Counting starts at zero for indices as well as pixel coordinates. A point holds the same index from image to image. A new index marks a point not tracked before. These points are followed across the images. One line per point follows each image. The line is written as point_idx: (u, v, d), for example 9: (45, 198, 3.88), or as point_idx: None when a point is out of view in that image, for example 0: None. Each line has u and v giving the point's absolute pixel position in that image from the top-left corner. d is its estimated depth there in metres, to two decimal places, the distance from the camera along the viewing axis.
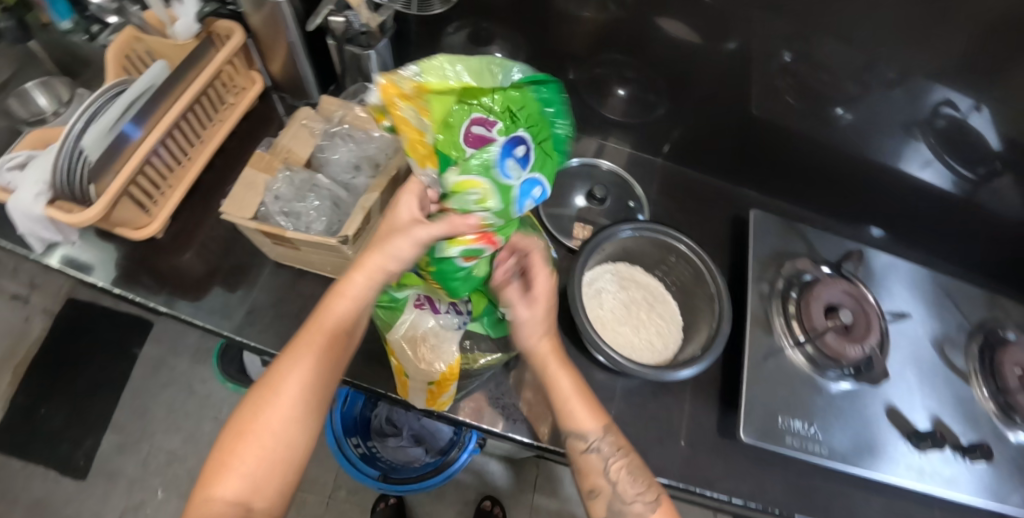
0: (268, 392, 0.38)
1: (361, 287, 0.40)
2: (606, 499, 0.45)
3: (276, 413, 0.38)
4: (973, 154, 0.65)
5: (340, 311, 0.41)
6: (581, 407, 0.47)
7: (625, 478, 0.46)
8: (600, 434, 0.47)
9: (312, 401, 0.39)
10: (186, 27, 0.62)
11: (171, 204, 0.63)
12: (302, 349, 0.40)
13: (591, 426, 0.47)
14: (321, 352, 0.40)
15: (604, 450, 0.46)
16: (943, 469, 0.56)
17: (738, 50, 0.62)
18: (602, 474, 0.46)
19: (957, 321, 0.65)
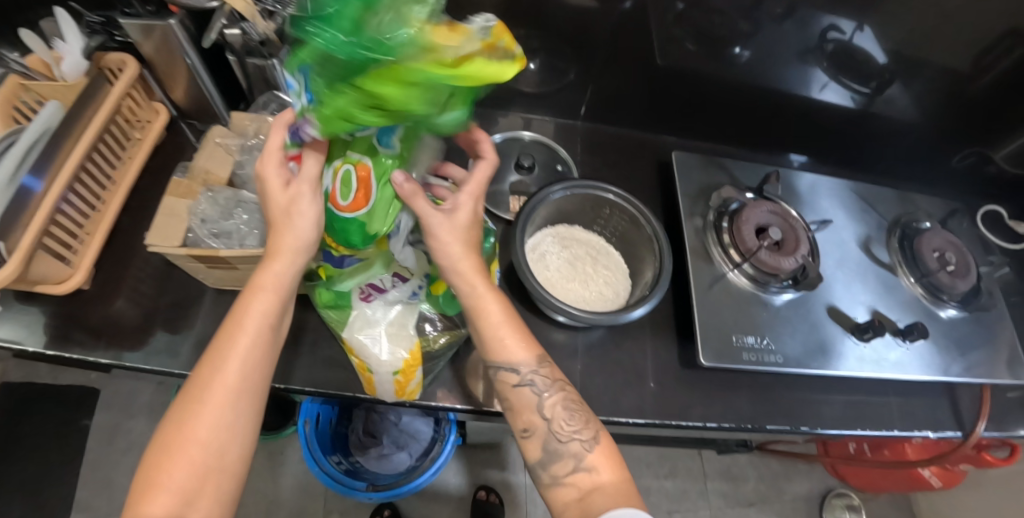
0: (196, 396, 0.37)
1: (279, 276, 0.41)
2: (540, 438, 0.45)
3: (206, 414, 0.36)
4: (860, 69, 0.71)
5: (262, 303, 0.40)
6: (512, 337, 0.46)
7: (561, 415, 0.45)
8: (534, 368, 0.46)
9: (245, 399, 0.38)
10: (74, 65, 0.59)
11: (92, 250, 0.60)
12: (224, 347, 0.38)
13: (523, 358, 0.46)
14: (250, 345, 0.39)
15: (537, 383, 0.46)
16: (886, 353, 0.61)
17: (631, 7, 0.66)
18: (535, 408, 0.46)
19: (875, 221, 0.71)
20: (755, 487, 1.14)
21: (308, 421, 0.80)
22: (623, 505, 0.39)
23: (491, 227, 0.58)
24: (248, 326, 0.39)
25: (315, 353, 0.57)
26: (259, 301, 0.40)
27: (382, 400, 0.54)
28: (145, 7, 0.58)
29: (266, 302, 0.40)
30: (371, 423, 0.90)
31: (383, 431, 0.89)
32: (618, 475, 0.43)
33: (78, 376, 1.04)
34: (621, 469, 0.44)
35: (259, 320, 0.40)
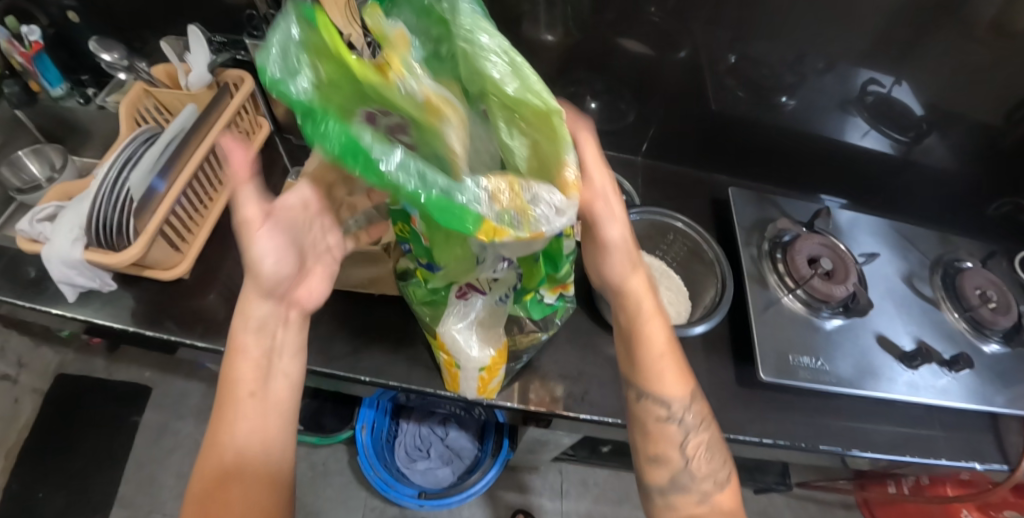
0: (201, 502, 0.33)
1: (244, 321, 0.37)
2: (670, 471, 0.44)
3: (221, 492, 0.33)
4: (899, 120, 0.78)
5: (239, 380, 0.36)
6: (668, 373, 0.44)
7: (704, 454, 0.44)
8: (684, 406, 0.45)
9: (250, 486, 0.34)
10: (199, 77, 0.67)
11: (199, 242, 0.66)
12: (220, 419, 0.35)
13: (678, 395, 0.44)
14: (245, 409, 0.36)
15: (685, 422, 0.45)
16: (934, 381, 0.64)
17: (687, 57, 0.74)
18: (676, 444, 0.44)
19: (917, 257, 0.76)
20: None
21: (365, 426, 0.84)
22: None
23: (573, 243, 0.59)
24: (238, 407, 0.35)
25: (399, 350, 0.62)
26: (239, 376, 0.36)
27: (462, 396, 0.59)
28: None
29: (252, 371, 0.37)
30: (417, 438, 0.93)
31: (429, 445, 0.92)
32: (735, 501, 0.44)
33: (132, 373, 1.08)
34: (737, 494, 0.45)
35: (245, 394, 0.36)
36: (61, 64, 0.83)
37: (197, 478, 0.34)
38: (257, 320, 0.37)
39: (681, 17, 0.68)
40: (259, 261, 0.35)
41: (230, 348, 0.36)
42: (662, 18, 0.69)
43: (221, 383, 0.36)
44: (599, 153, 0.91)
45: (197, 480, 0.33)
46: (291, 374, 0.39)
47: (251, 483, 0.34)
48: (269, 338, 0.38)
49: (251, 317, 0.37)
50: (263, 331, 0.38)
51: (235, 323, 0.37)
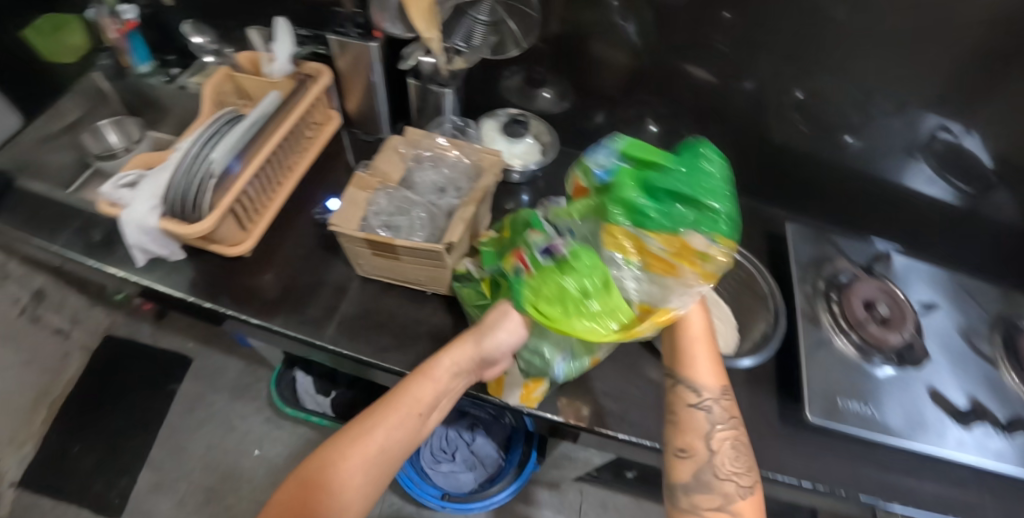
0: (349, 454, 0.40)
1: (443, 365, 0.48)
2: (696, 463, 0.47)
3: (359, 463, 0.40)
4: (967, 171, 0.75)
5: (419, 395, 0.46)
6: (704, 360, 0.52)
7: (727, 451, 0.48)
8: (712, 396, 0.50)
9: (376, 476, 0.41)
10: (281, 67, 0.70)
11: (263, 223, 0.68)
12: (385, 413, 0.43)
13: (705, 383, 0.51)
14: (405, 422, 0.44)
15: (712, 413, 0.49)
16: (989, 443, 0.60)
17: (752, 88, 0.74)
18: (702, 435, 0.49)
19: (976, 312, 0.73)
20: None
21: None
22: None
23: None
24: (410, 414, 0.44)
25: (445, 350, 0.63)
26: (423, 392, 0.46)
27: (503, 402, 0.59)
28: (356, 29, 0.68)
29: (427, 395, 0.46)
30: (444, 441, 0.94)
31: (455, 449, 0.93)
32: (737, 483, 0.47)
33: (175, 342, 1.12)
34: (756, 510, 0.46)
35: (418, 410, 0.45)
36: (152, 44, 0.88)
37: (355, 435, 0.42)
38: (458, 362, 0.48)
39: (750, 47, 0.68)
40: (492, 333, 0.49)
41: (425, 370, 0.47)
42: (731, 49, 0.69)
43: (407, 384, 0.46)
44: None
45: (353, 435, 0.41)
46: (439, 414, 0.49)
47: (383, 472, 0.42)
48: (453, 380, 0.48)
49: (457, 358, 0.48)
50: (454, 370, 0.48)
51: (444, 357, 0.48)
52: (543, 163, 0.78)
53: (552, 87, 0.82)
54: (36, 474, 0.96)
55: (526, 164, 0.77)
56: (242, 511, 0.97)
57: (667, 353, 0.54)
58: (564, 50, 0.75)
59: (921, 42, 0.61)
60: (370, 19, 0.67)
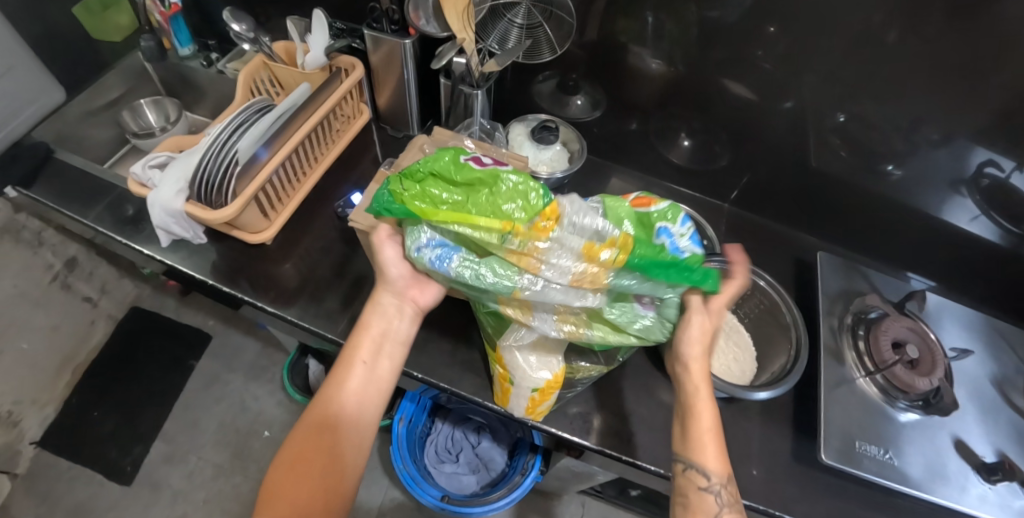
0: (317, 419, 0.43)
1: (371, 316, 0.49)
2: None
3: (324, 425, 0.43)
4: (1017, 211, 0.71)
5: (358, 347, 0.47)
6: (712, 443, 0.44)
7: None
8: (722, 480, 0.43)
9: (345, 428, 0.43)
10: (315, 59, 0.70)
11: (286, 213, 0.69)
12: (337, 376, 0.45)
13: (714, 466, 0.43)
14: (356, 375, 0.45)
15: (719, 495, 0.43)
16: (1013, 502, 0.57)
17: (792, 108, 0.71)
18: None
19: (1012, 362, 0.70)
20: None
21: (403, 418, 0.86)
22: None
23: None
24: (352, 367, 0.46)
25: (456, 355, 0.63)
26: (360, 344, 0.47)
27: (510, 413, 0.58)
28: (390, 25, 0.68)
29: (368, 344, 0.47)
30: (449, 440, 0.96)
31: (459, 451, 0.94)
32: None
33: (197, 319, 1.15)
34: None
35: (361, 360, 0.46)
36: (195, 27, 0.90)
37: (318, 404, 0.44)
38: (383, 307, 0.49)
39: (793, 66, 0.66)
40: (387, 265, 0.49)
41: (359, 324, 0.48)
42: (773, 66, 0.67)
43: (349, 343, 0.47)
44: (683, 193, 0.91)
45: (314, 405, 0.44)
46: (396, 357, 0.48)
47: (349, 426, 0.44)
48: (386, 322, 0.49)
49: (381, 303, 0.49)
50: (386, 315, 0.49)
51: (370, 307, 0.49)
52: (569, 172, 0.74)
53: (586, 95, 0.81)
54: (56, 434, 1.00)
55: (552, 172, 0.75)
56: (247, 491, 0.99)
57: (676, 432, 0.47)
58: (600, 59, 0.74)
59: (979, 73, 0.58)
60: (405, 16, 0.65)
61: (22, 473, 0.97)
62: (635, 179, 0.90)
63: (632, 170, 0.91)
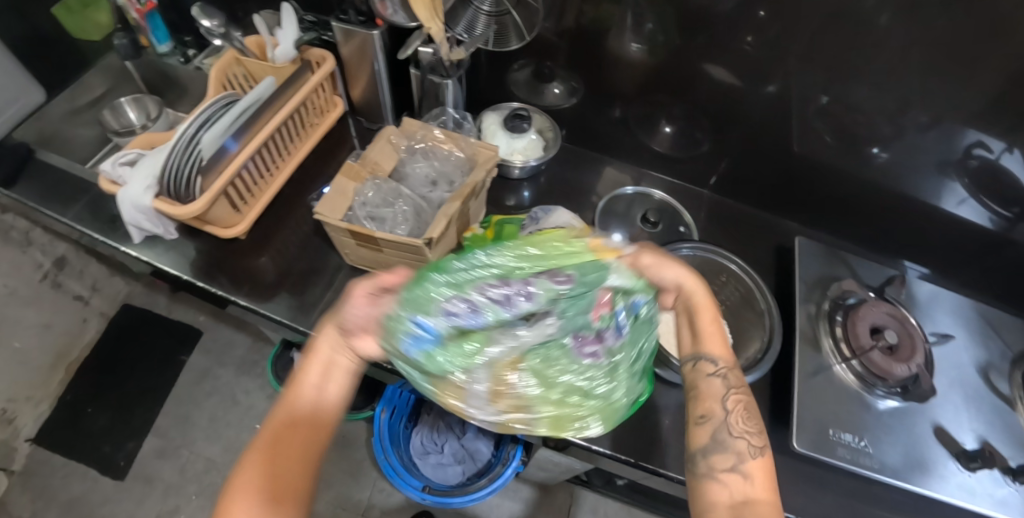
0: (257, 452, 0.37)
1: (325, 345, 0.43)
2: (714, 425, 0.43)
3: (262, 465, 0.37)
4: (1007, 194, 0.69)
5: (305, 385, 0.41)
6: (710, 329, 0.48)
7: (741, 413, 0.44)
8: (727, 363, 0.46)
9: (288, 469, 0.37)
10: (284, 52, 0.70)
11: (258, 207, 0.69)
12: (284, 410, 0.40)
13: (715, 351, 0.47)
14: (304, 409, 0.40)
15: (724, 377, 0.46)
16: (994, 490, 0.56)
17: (775, 92, 0.69)
18: (718, 398, 0.45)
19: (998, 348, 0.68)
20: None
21: (383, 410, 0.89)
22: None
23: None
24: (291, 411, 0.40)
25: None
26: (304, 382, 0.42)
27: None
28: (358, 17, 0.67)
29: (316, 374, 0.42)
30: (433, 432, 0.94)
31: (445, 441, 0.92)
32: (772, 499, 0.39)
33: (187, 315, 1.16)
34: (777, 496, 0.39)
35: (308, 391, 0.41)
36: (171, 23, 0.90)
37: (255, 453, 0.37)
38: (332, 342, 0.43)
39: (773, 48, 0.64)
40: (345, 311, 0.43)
41: (309, 351, 0.43)
42: (754, 48, 0.65)
43: (293, 380, 0.42)
44: (665, 180, 0.89)
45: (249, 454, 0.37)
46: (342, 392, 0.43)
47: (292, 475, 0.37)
48: (337, 353, 0.43)
49: (327, 341, 0.43)
50: (337, 342, 0.43)
51: (320, 337, 0.43)
52: (544, 159, 0.76)
53: (562, 83, 0.80)
54: (52, 431, 1.02)
55: (527, 159, 0.76)
56: None
57: (680, 334, 0.50)
58: (576, 45, 0.73)
59: (968, 51, 0.56)
60: (370, 7, 0.65)
61: (18, 470, 0.98)
62: (617, 168, 0.89)
63: (612, 158, 0.90)
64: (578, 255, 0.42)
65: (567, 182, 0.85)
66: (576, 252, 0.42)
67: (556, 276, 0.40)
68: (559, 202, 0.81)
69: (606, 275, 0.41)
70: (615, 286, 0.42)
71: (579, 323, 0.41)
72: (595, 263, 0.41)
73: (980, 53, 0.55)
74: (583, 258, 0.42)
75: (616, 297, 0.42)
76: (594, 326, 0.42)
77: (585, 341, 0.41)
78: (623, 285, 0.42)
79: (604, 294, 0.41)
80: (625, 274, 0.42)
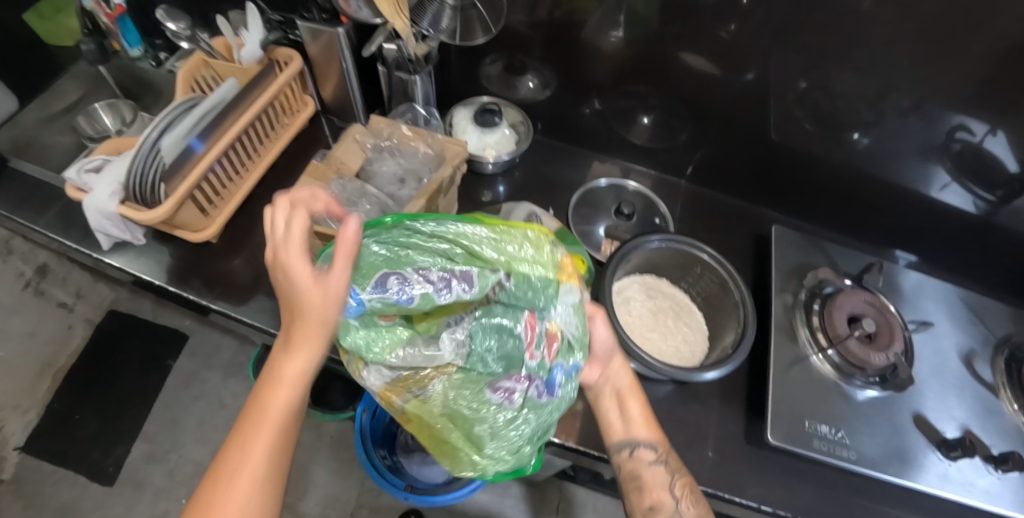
0: (237, 447, 0.31)
1: (318, 313, 0.33)
2: (666, 516, 0.45)
3: (250, 467, 0.31)
4: (990, 177, 0.68)
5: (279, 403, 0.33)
6: (638, 412, 0.49)
7: (689, 496, 0.46)
8: (663, 447, 0.48)
9: (274, 471, 0.32)
10: (251, 53, 0.68)
11: (228, 210, 0.68)
12: (269, 395, 0.33)
13: (648, 437, 0.48)
14: (291, 394, 0.33)
15: (664, 463, 0.48)
16: (974, 478, 0.55)
17: (753, 79, 0.68)
18: (664, 487, 0.46)
19: (981, 334, 0.67)
20: None
21: (366, 409, 0.88)
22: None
23: (586, 261, 0.60)
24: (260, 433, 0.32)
25: None
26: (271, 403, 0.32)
27: None
28: (321, 14, 0.66)
29: (304, 350, 0.33)
30: None
31: None
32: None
33: (174, 319, 1.16)
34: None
35: (296, 372, 0.33)
36: (143, 26, 0.89)
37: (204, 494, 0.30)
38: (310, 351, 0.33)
39: (750, 35, 0.63)
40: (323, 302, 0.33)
41: (297, 318, 0.34)
42: (731, 35, 0.64)
43: (278, 354, 0.34)
44: (643, 171, 0.88)
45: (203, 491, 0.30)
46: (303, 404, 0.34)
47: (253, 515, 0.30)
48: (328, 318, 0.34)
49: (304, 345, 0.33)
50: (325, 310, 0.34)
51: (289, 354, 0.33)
52: (516, 153, 0.75)
53: (535, 76, 0.79)
54: (40, 439, 1.02)
55: (499, 154, 0.75)
56: None
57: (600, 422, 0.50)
58: (548, 37, 0.72)
59: (949, 31, 0.54)
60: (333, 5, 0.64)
61: (8, 479, 0.99)
62: (595, 160, 0.88)
63: (590, 151, 0.89)
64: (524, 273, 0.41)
65: (543, 176, 0.84)
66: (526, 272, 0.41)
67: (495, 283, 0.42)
68: (535, 196, 0.81)
69: (540, 303, 0.42)
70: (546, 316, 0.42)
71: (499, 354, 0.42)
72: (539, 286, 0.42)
73: (962, 33, 0.54)
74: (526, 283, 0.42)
75: (550, 330, 0.41)
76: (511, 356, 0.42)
77: (504, 380, 0.42)
78: (559, 317, 0.42)
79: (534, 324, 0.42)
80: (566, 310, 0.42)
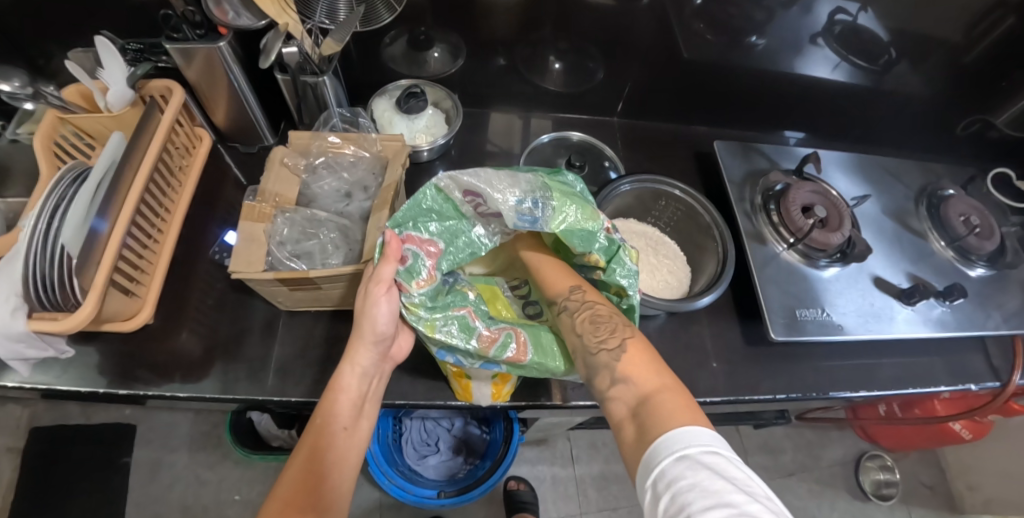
0: (297, 479, 0.39)
1: (353, 377, 0.45)
2: (580, 355, 0.44)
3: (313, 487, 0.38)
4: (869, 49, 0.75)
5: (339, 417, 0.43)
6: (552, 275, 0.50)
7: (590, 325, 0.45)
8: (567, 293, 0.48)
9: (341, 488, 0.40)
10: (119, 95, 0.58)
11: (156, 282, 0.58)
12: (317, 436, 0.41)
13: (558, 290, 0.48)
14: (342, 424, 0.43)
15: (571, 306, 0.47)
16: (930, 313, 0.64)
17: (650, 5, 0.69)
18: (572, 329, 0.46)
19: (901, 192, 0.75)
20: (793, 457, 1.20)
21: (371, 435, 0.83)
22: (687, 424, 0.34)
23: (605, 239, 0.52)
24: (334, 431, 0.42)
25: (401, 365, 0.58)
26: (338, 411, 0.43)
27: (473, 405, 0.56)
28: (194, 30, 0.56)
29: (348, 404, 0.44)
30: (423, 433, 0.97)
31: (437, 439, 0.96)
32: (662, 383, 0.39)
33: (112, 413, 1.03)
34: (665, 377, 0.40)
35: (344, 420, 0.43)
36: None
37: (295, 477, 0.39)
38: (364, 367, 0.45)
39: None
40: (377, 322, 0.44)
41: (337, 383, 0.44)
42: None
43: (329, 398, 0.43)
44: (571, 118, 0.87)
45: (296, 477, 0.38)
46: (372, 421, 0.45)
47: (340, 493, 0.40)
48: (366, 384, 0.46)
49: (360, 362, 0.45)
50: (364, 376, 0.46)
51: (347, 366, 0.45)
52: (450, 133, 0.71)
53: (441, 46, 0.74)
54: None
55: (433, 139, 0.72)
56: None
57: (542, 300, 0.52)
58: (445, 3, 0.67)
59: None
60: (208, 16, 0.55)
61: None
62: (522, 119, 0.85)
63: (512, 109, 0.85)
64: (412, 223, 0.45)
65: (479, 149, 0.81)
66: (420, 220, 0.46)
67: (433, 250, 0.46)
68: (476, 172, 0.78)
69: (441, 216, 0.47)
70: (517, 202, 0.45)
71: (583, 235, 0.47)
72: (441, 207, 0.47)
73: None
74: (419, 217, 0.46)
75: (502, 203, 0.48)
76: (557, 219, 0.46)
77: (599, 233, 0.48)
78: (495, 193, 0.45)
79: (461, 193, 0.46)
80: (466, 189, 0.46)
